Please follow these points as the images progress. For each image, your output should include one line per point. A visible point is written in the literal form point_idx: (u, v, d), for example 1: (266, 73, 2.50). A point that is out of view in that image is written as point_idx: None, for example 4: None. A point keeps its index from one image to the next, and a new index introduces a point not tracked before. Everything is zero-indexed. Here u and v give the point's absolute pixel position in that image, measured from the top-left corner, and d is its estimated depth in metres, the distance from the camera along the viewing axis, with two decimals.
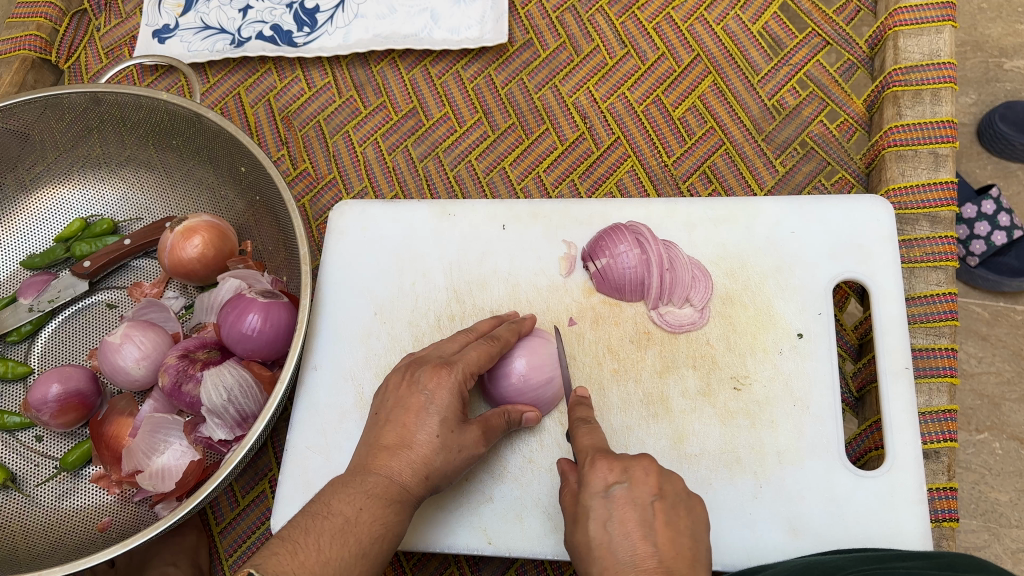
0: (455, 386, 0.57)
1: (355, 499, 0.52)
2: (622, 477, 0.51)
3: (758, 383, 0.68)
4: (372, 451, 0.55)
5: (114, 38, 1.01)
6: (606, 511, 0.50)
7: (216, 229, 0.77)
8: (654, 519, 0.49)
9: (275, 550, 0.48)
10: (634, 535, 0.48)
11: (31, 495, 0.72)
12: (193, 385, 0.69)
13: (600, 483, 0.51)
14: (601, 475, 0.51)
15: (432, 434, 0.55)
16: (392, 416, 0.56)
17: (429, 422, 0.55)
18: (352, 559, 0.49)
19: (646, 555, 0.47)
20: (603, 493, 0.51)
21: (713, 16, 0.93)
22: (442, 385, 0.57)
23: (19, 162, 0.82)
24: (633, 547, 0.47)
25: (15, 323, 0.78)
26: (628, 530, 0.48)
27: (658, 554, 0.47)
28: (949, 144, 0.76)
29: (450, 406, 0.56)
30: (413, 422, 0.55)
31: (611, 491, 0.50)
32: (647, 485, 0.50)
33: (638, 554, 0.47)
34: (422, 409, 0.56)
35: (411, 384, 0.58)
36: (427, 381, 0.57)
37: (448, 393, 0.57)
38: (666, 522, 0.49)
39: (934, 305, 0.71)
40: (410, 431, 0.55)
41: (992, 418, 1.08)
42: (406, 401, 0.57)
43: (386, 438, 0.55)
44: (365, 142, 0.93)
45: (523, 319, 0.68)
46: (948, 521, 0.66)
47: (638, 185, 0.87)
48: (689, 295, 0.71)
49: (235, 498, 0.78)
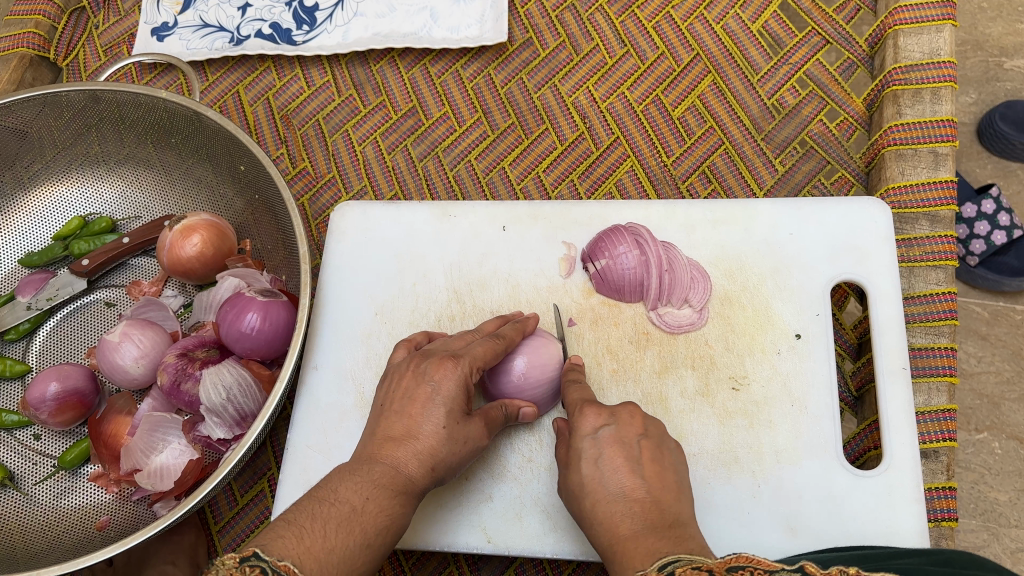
0: (461, 378, 0.57)
1: (361, 488, 0.51)
2: (609, 420, 0.54)
3: (756, 383, 0.68)
4: (378, 441, 0.55)
5: (112, 35, 1.01)
6: (595, 451, 0.52)
7: (214, 228, 0.76)
8: (641, 455, 0.51)
9: (280, 533, 0.47)
10: (623, 470, 0.50)
11: (29, 494, 0.72)
12: (193, 384, 0.69)
13: (589, 425, 0.54)
14: (590, 421, 0.54)
15: (438, 425, 0.55)
16: (399, 407, 0.56)
17: (435, 413, 0.55)
18: (356, 549, 0.49)
19: (635, 486, 0.49)
20: (592, 436, 0.53)
21: (712, 15, 0.93)
22: (448, 376, 0.57)
23: (18, 159, 0.82)
24: (621, 480, 0.50)
25: (14, 321, 0.78)
26: (617, 466, 0.50)
27: (646, 486, 0.49)
28: (949, 143, 0.76)
29: (456, 398, 0.56)
30: (419, 413, 0.55)
31: (599, 433, 0.53)
32: (632, 426, 0.53)
33: (627, 485, 0.49)
34: (428, 400, 0.56)
35: (417, 375, 0.58)
36: (433, 372, 0.57)
37: (454, 385, 0.57)
38: (652, 459, 0.51)
39: (934, 305, 0.71)
40: (416, 423, 0.55)
41: (992, 418, 1.08)
42: (412, 393, 0.57)
43: (392, 428, 0.55)
44: (365, 141, 0.93)
45: (527, 318, 0.68)
46: (947, 521, 0.66)
47: (637, 185, 0.87)
48: (687, 295, 0.72)
49: (234, 497, 0.78)
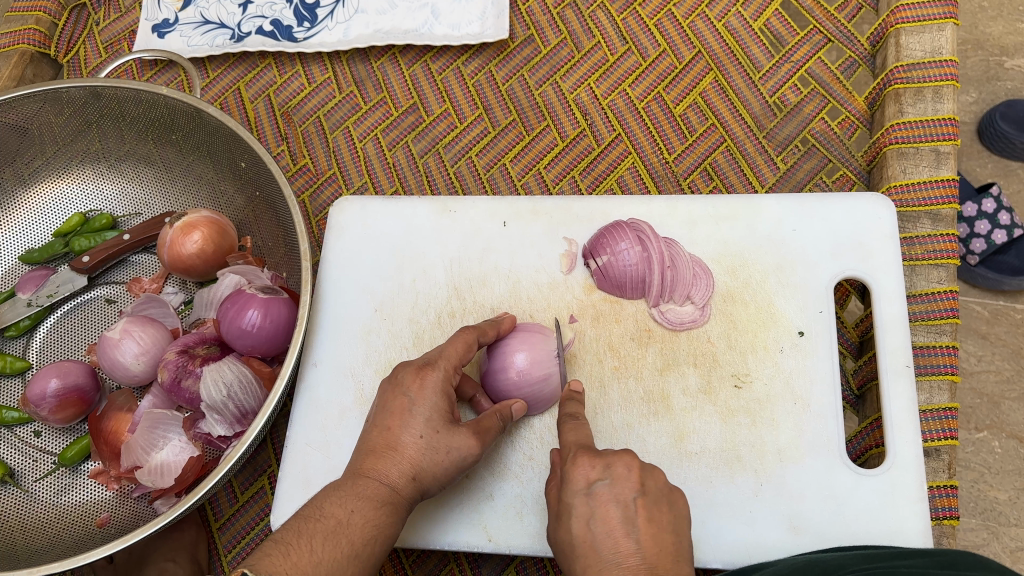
0: (438, 384, 0.57)
1: (346, 501, 0.52)
2: (603, 473, 0.51)
3: (759, 380, 0.68)
4: (362, 454, 0.56)
5: (113, 32, 1.00)
6: (588, 509, 0.50)
7: (215, 224, 0.77)
8: (637, 516, 0.49)
9: (268, 551, 0.48)
10: (616, 534, 0.49)
11: (29, 490, 0.72)
12: (193, 380, 0.69)
13: (583, 480, 0.52)
14: (584, 473, 0.52)
15: (417, 435, 0.55)
16: (378, 420, 0.57)
17: (414, 423, 0.56)
18: (345, 559, 0.50)
19: (630, 553, 0.48)
20: (585, 491, 0.51)
21: (714, 13, 0.93)
22: (425, 387, 0.57)
23: (19, 155, 0.82)
24: (615, 545, 0.48)
25: (13, 318, 0.77)
26: (612, 528, 0.49)
27: (641, 552, 0.48)
28: (949, 141, 0.76)
29: (435, 406, 0.56)
30: (398, 424, 0.56)
31: (592, 488, 0.51)
32: (630, 481, 0.51)
33: (620, 552, 0.48)
34: (405, 411, 0.56)
35: (395, 387, 0.58)
36: (410, 383, 0.57)
37: (434, 393, 0.57)
38: (648, 519, 0.49)
39: (935, 303, 0.71)
40: (396, 434, 0.55)
41: (991, 416, 1.08)
42: (390, 404, 0.57)
43: (373, 441, 0.56)
44: (365, 137, 0.93)
45: (503, 319, 0.68)
46: (949, 518, 0.66)
47: (639, 182, 0.87)
48: (690, 292, 0.71)
49: (234, 494, 0.78)
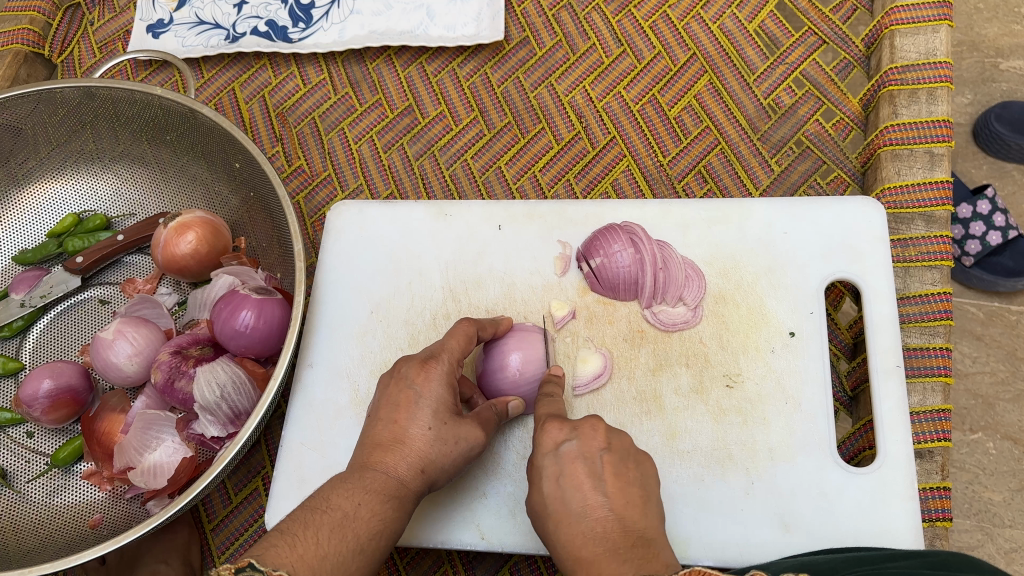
0: (443, 376, 0.57)
1: (353, 494, 0.52)
2: (570, 434, 0.52)
3: (751, 381, 0.68)
4: (367, 449, 0.56)
5: (107, 32, 1.00)
6: (557, 468, 0.51)
7: (209, 225, 0.76)
8: (603, 471, 0.50)
9: (274, 542, 0.47)
10: (585, 488, 0.49)
11: (21, 491, 0.72)
12: (187, 381, 0.69)
13: (550, 442, 0.52)
14: (552, 436, 0.53)
15: (425, 427, 0.55)
16: (384, 413, 0.57)
17: (420, 415, 0.56)
18: (350, 554, 0.48)
19: (597, 505, 0.48)
20: (553, 451, 0.52)
21: (708, 15, 0.93)
22: (431, 379, 0.57)
23: (12, 155, 0.82)
24: (584, 498, 0.49)
25: (7, 318, 0.78)
26: (580, 483, 0.50)
27: (609, 503, 0.48)
28: (943, 143, 0.76)
29: (441, 398, 0.57)
30: (405, 417, 0.56)
31: (560, 449, 0.52)
32: (596, 439, 0.52)
33: (588, 504, 0.48)
34: (411, 403, 0.56)
35: (399, 380, 0.58)
36: (415, 377, 0.57)
37: (439, 386, 0.57)
38: (615, 474, 0.50)
39: (929, 305, 0.72)
40: (403, 427, 0.55)
41: (986, 418, 1.08)
42: (395, 398, 0.57)
43: (380, 435, 0.56)
44: (360, 139, 0.93)
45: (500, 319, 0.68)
46: (942, 520, 0.66)
47: (633, 185, 0.87)
48: (682, 293, 0.71)
49: (227, 496, 0.77)
